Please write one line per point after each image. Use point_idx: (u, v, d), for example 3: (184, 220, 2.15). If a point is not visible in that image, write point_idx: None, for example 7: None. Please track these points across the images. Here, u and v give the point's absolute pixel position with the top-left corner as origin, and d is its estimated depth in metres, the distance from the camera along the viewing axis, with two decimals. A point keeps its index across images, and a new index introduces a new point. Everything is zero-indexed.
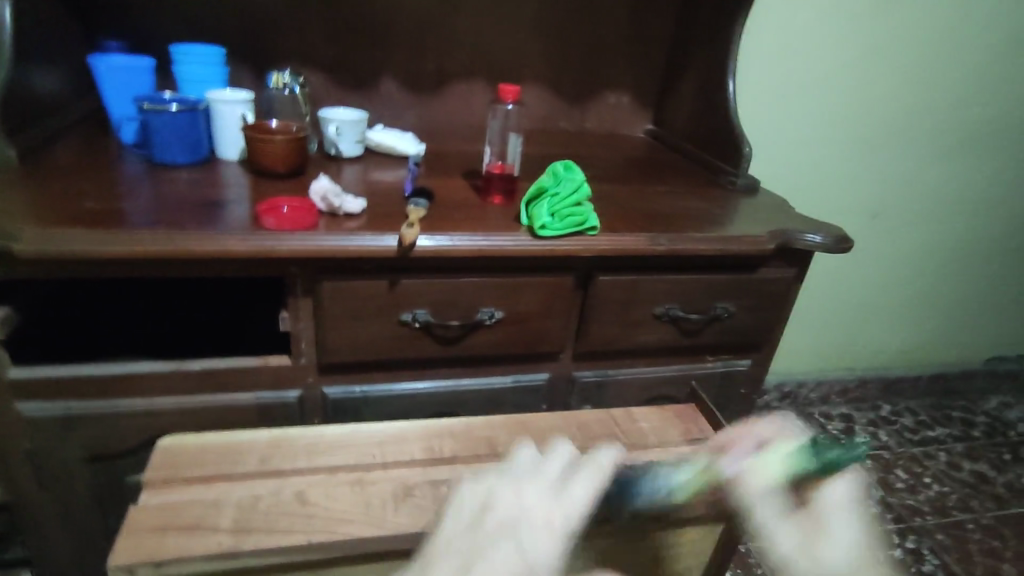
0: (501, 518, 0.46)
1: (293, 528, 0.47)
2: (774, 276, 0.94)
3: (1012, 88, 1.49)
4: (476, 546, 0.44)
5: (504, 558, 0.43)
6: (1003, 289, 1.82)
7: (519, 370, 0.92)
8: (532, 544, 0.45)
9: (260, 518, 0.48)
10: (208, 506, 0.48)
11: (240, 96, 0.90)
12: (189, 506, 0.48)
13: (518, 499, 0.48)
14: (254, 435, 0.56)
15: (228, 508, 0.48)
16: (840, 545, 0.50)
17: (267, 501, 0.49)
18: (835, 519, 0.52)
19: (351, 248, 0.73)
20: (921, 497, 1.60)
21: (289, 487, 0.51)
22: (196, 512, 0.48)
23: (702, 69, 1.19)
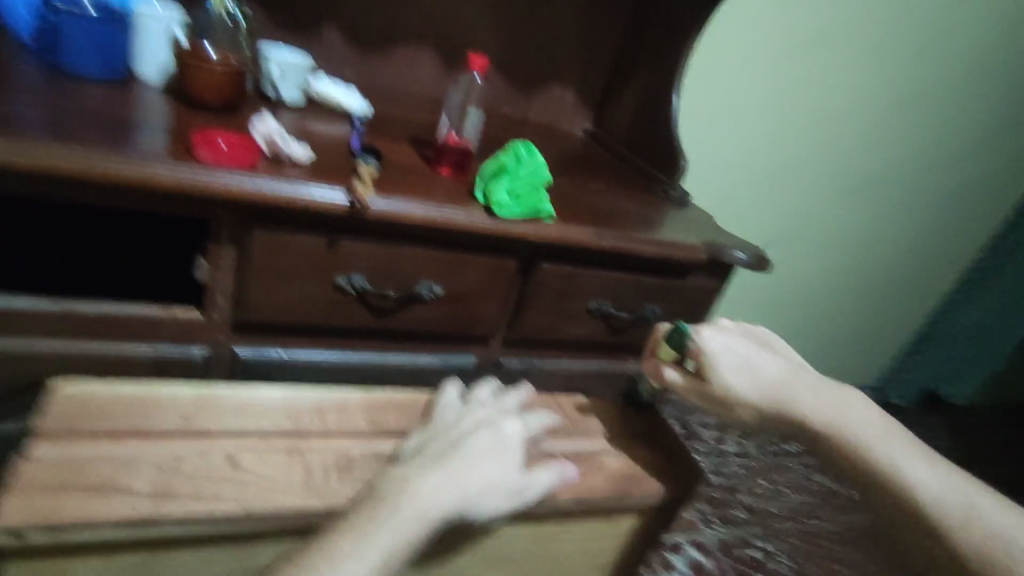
0: (461, 424, 0.56)
1: (223, 495, 0.50)
2: (699, 284, 0.98)
3: (892, 147, 1.69)
4: (460, 440, 0.53)
5: (483, 440, 0.53)
6: (860, 324, 2.06)
7: (448, 350, 0.89)
8: (498, 431, 0.54)
9: (185, 483, 0.51)
10: (122, 466, 0.51)
11: (173, 14, 0.80)
12: (104, 464, 0.51)
13: (472, 414, 0.58)
14: (175, 391, 0.59)
15: (145, 470, 0.51)
16: (755, 366, 0.62)
17: (191, 465, 0.53)
18: (728, 358, 0.63)
19: (295, 196, 0.67)
20: (778, 503, 1.77)
21: (217, 450, 0.55)
22: (106, 472, 0.50)
23: (647, 79, 1.22)
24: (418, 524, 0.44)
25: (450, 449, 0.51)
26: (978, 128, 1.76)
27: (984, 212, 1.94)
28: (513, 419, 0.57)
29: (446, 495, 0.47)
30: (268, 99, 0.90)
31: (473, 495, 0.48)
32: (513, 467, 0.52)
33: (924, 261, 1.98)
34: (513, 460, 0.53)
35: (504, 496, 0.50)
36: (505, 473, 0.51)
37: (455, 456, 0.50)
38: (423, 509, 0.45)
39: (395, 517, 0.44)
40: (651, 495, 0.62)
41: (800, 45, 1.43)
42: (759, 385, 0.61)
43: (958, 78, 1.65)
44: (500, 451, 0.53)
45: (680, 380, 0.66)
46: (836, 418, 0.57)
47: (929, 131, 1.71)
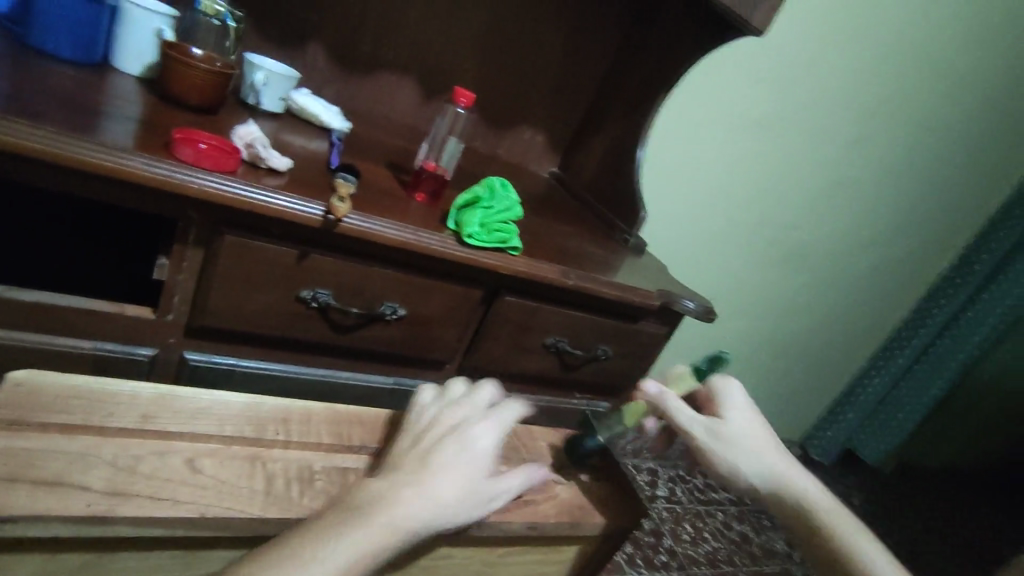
0: (438, 427, 0.51)
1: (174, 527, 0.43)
2: (649, 330, 1.02)
3: (828, 220, 1.83)
4: (424, 451, 0.49)
5: (453, 449, 0.49)
6: (786, 379, 2.18)
7: (402, 373, 0.89)
8: (463, 437, 0.50)
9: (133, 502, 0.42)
10: (71, 461, 0.41)
11: (162, 9, 0.79)
12: (51, 458, 0.41)
13: (446, 415, 0.52)
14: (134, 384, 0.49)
15: (101, 467, 0.42)
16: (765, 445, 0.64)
17: (149, 466, 0.43)
18: (740, 412, 0.65)
19: (271, 206, 0.67)
20: (700, 549, 1.82)
21: (174, 453, 0.45)
22: (55, 465, 0.40)
23: (615, 131, 1.28)
24: (374, 549, 0.41)
25: (411, 464, 0.47)
26: (903, 212, 1.93)
27: (903, 290, 2.10)
28: (489, 422, 0.52)
29: (405, 517, 0.43)
30: (247, 106, 0.90)
31: (434, 514, 0.45)
32: (480, 477, 0.48)
33: (848, 330, 2.13)
34: (481, 470, 0.49)
35: (473, 506, 0.47)
36: (472, 486, 0.47)
37: (415, 472, 0.46)
38: (378, 533, 0.42)
39: (347, 543, 0.41)
40: (603, 526, 0.61)
41: (752, 119, 1.56)
42: (767, 456, 0.63)
43: (886, 166, 1.81)
44: (467, 460, 0.48)
45: (686, 412, 0.63)
46: (825, 510, 0.60)
47: (860, 210, 1.86)
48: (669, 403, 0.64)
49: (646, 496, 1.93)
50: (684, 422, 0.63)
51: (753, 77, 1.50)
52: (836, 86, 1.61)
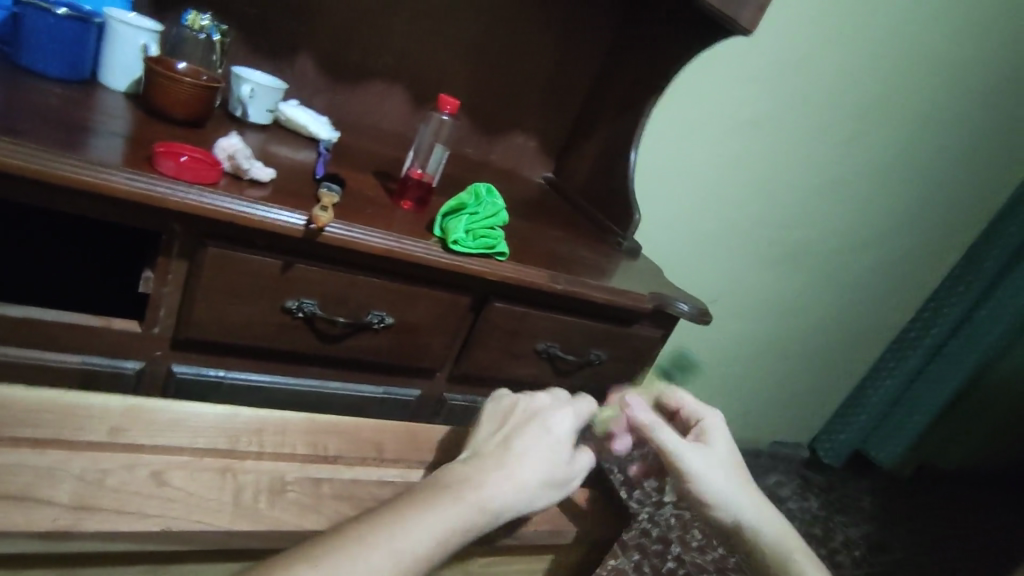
0: (518, 415, 0.53)
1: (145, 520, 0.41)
2: (643, 334, 1.01)
3: (828, 220, 1.82)
4: (502, 438, 0.51)
5: (535, 434, 0.51)
6: (792, 380, 2.16)
7: (392, 382, 0.89)
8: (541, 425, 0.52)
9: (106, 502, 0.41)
10: (37, 476, 0.40)
11: (146, 25, 0.79)
12: (16, 472, 0.40)
13: (527, 406, 0.54)
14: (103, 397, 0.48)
15: (68, 481, 0.40)
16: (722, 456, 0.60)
17: (118, 479, 0.42)
18: (711, 433, 0.63)
19: (252, 217, 0.67)
20: (708, 556, 1.80)
21: (143, 466, 0.44)
22: (21, 479, 0.39)
23: (607, 134, 1.28)
24: (460, 532, 0.43)
25: (491, 451, 0.49)
26: (905, 211, 1.91)
27: (907, 289, 2.08)
28: (568, 415, 0.54)
29: (491, 500, 0.45)
30: (235, 118, 0.91)
31: (516, 497, 0.47)
32: (559, 464, 0.51)
33: (853, 330, 2.11)
34: (559, 457, 0.51)
35: (551, 491, 0.50)
36: (553, 471, 0.50)
37: (497, 460, 0.48)
38: (467, 513, 0.44)
39: (436, 524, 0.42)
40: (584, 535, 0.60)
41: (748, 120, 1.55)
42: (734, 484, 0.59)
43: (886, 164, 1.80)
44: (544, 447, 0.51)
45: (652, 419, 0.61)
46: (787, 549, 0.56)
47: (860, 210, 1.84)
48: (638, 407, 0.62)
49: (653, 502, 1.91)
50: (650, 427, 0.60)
51: (746, 78, 1.50)
52: (832, 85, 1.60)
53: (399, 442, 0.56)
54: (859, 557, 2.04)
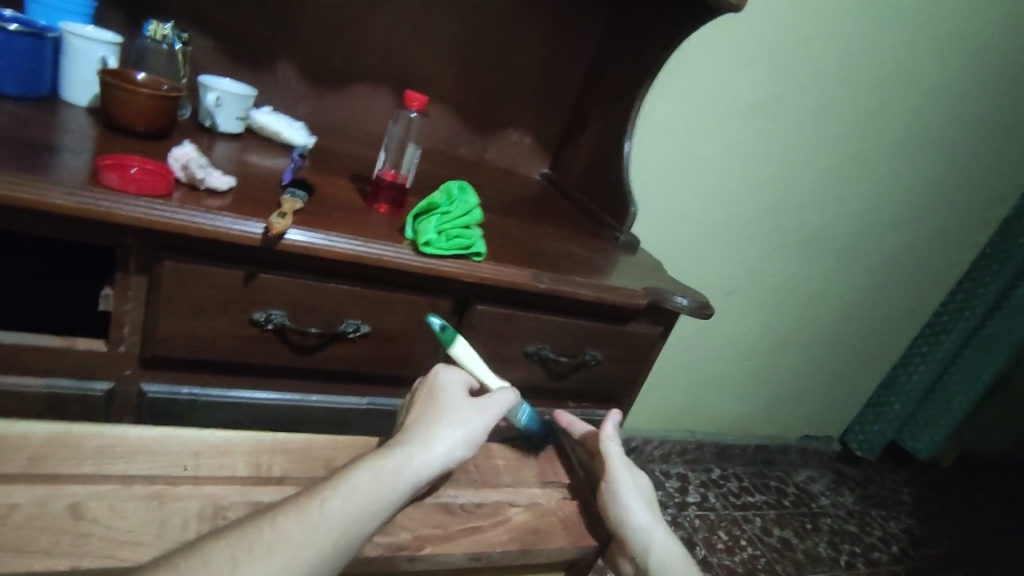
0: (411, 401, 0.60)
1: (56, 550, 0.41)
2: (642, 331, 0.95)
3: (847, 202, 1.73)
4: (411, 414, 0.57)
5: (426, 407, 0.57)
6: (818, 370, 2.07)
7: (378, 393, 0.85)
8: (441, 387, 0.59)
9: (12, 535, 0.41)
10: None
11: (104, 37, 0.78)
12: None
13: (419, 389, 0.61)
14: (20, 424, 0.49)
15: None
16: (636, 508, 0.61)
17: (25, 513, 0.43)
18: (635, 473, 0.63)
19: (205, 227, 0.64)
20: (736, 558, 1.73)
21: (61, 498, 0.45)
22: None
23: (600, 128, 1.19)
24: (380, 491, 0.48)
25: (403, 428, 0.56)
26: (929, 190, 1.82)
27: (935, 270, 1.98)
28: (453, 382, 0.60)
29: (404, 458, 0.51)
30: (206, 129, 0.89)
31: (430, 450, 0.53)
32: (466, 412, 0.57)
33: (880, 317, 2.02)
34: (464, 407, 0.57)
35: (468, 435, 0.55)
36: (461, 420, 0.56)
37: (407, 430, 0.55)
38: (383, 475, 0.49)
39: (351, 487, 0.47)
40: (557, 552, 0.57)
41: (754, 103, 1.48)
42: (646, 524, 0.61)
43: (906, 141, 1.71)
44: (446, 406, 0.57)
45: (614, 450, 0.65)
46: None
47: (880, 190, 1.75)
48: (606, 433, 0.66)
49: (676, 503, 1.84)
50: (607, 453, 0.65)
51: (748, 59, 1.43)
52: (841, 61, 1.52)
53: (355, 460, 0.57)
54: (899, 553, 1.94)
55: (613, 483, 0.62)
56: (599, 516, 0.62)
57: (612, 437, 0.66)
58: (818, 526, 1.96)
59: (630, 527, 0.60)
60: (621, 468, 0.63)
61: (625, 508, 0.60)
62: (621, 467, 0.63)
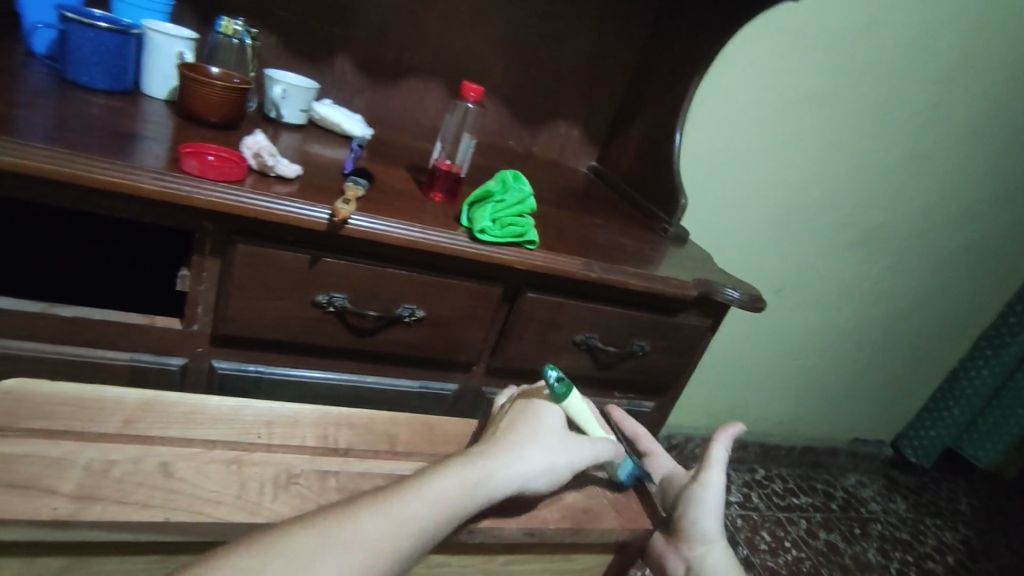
0: (509, 413, 0.61)
1: (149, 502, 0.45)
2: (691, 324, 0.95)
3: (907, 197, 1.67)
4: (505, 425, 0.58)
5: (523, 424, 0.58)
6: (870, 372, 2.00)
7: (429, 376, 0.88)
8: (543, 413, 0.60)
9: (110, 487, 0.45)
10: (49, 467, 0.45)
11: (182, 33, 0.83)
12: (28, 463, 0.45)
13: (518, 405, 0.62)
14: (115, 392, 0.54)
15: (73, 470, 0.45)
16: (709, 519, 0.64)
17: (122, 470, 0.46)
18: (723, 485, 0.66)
19: (276, 213, 0.68)
20: (780, 560, 1.69)
21: (151, 457, 0.49)
22: (31, 470, 0.44)
23: (651, 119, 1.18)
24: (460, 498, 0.49)
25: (495, 437, 0.57)
26: (995, 186, 1.74)
27: (1000, 269, 1.90)
28: (556, 411, 0.61)
29: (491, 470, 0.52)
30: (271, 121, 0.93)
31: (515, 469, 0.54)
32: (558, 445, 0.57)
33: (939, 317, 1.94)
34: (558, 439, 0.58)
35: (552, 470, 0.56)
36: (552, 450, 0.56)
37: (499, 438, 0.56)
38: (467, 483, 0.50)
39: (438, 486, 0.49)
40: (606, 532, 0.58)
41: (809, 96, 1.45)
42: (712, 533, 0.64)
43: (970, 135, 1.64)
44: (541, 432, 0.58)
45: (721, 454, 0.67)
46: None
47: (943, 186, 1.69)
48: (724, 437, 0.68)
49: None
50: (713, 456, 0.67)
51: (805, 48, 1.39)
52: (904, 51, 1.47)
53: (413, 435, 0.61)
54: (955, 564, 1.87)
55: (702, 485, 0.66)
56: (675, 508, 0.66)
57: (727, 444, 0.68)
58: (867, 532, 1.90)
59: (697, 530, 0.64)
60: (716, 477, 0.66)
61: (699, 511, 0.64)
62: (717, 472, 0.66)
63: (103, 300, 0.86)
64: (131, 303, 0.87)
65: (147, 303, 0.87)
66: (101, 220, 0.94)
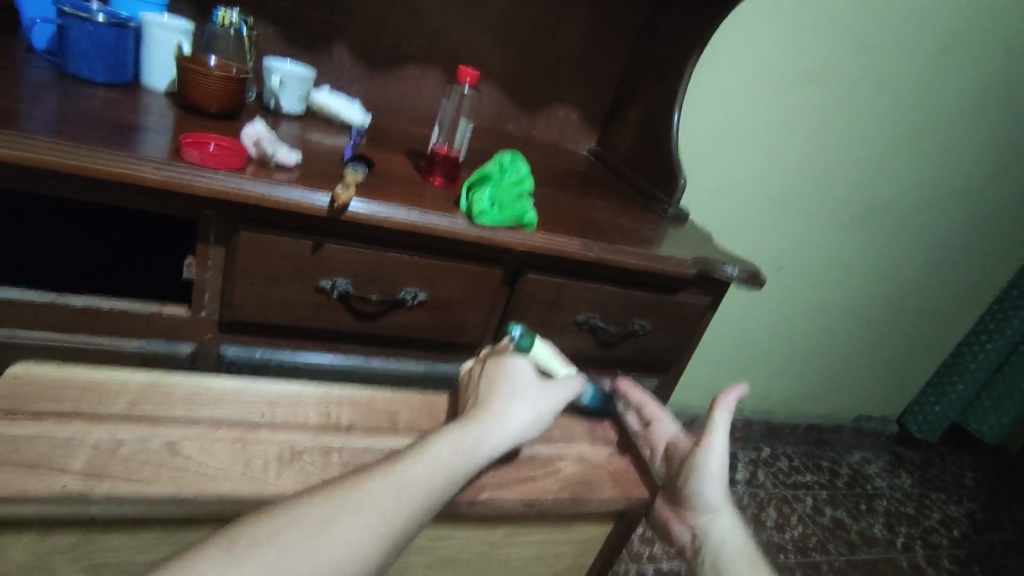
0: (476, 373, 0.62)
1: (158, 478, 0.47)
2: (691, 302, 0.96)
3: (909, 173, 1.67)
4: (482, 385, 0.60)
5: (494, 380, 0.59)
6: (873, 349, 2.01)
7: (433, 359, 0.89)
8: (512, 368, 0.60)
9: (119, 464, 0.47)
10: (60, 446, 0.46)
11: (179, 25, 0.84)
12: (38, 444, 0.46)
13: (484, 365, 0.63)
14: (123, 376, 0.55)
15: (83, 450, 0.47)
16: (712, 487, 0.64)
17: (130, 449, 0.48)
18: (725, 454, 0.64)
19: (277, 199, 0.69)
20: (786, 536, 1.71)
21: (158, 437, 0.50)
22: (42, 450, 0.46)
23: (649, 100, 1.18)
24: (460, 462, 0.51)
25: (473, 400, 0.58)
26: (997, 159, 1.73)
27: (1004, 244, 1.90)
28: (524, 362, 0.62)
29: (480, 435, 0.53)
30: (270, 110, 0.94)
31: (505, 424, 0.55)
32: (538, 393, 0.59)
33: (942, 293, 1.94)
34: (535, 388, 0.59)
35: (538, 416, 0.58)
36: (533, 401, 0.58)
37: (480, 402, 0.57)
38: (463, 448, 0.52)
39: (437, 454, 0.50)
40: (606, 502, 0.60)
41: (808, 72, 1.44)
42: (715, 501, 0.65)
43: (972, 109, 1.63)
44: (516, 384, 0.59)
45: (722, 423, 0.65)
46: (727, 554, 0.64)
47: (945, 159, 1.68)
48: (725, 406, 0.65)
49: None
50: (714, 427, 0.64)
51: (803, 25, 1.38)
52: (903, 25, 1.46)
53: (415, 414, 0.62)
54: (960, 537, 1.88)
55: (703, 457, 0.64)
56: (678, 480, 0.66)
57: (728, 413, 0.65)
58: (873, 507, 1.92)
59: (700, 500, 0.65)
60: (718, 447, 0.64)
61: (702, 483, 0.64)
62: (720, 441, 0.64)
63: (111, 291, 0.88)
64: (138, 293, 0.89)
65: (154, 293, 0.89)
66: (101, 211, 0.95)
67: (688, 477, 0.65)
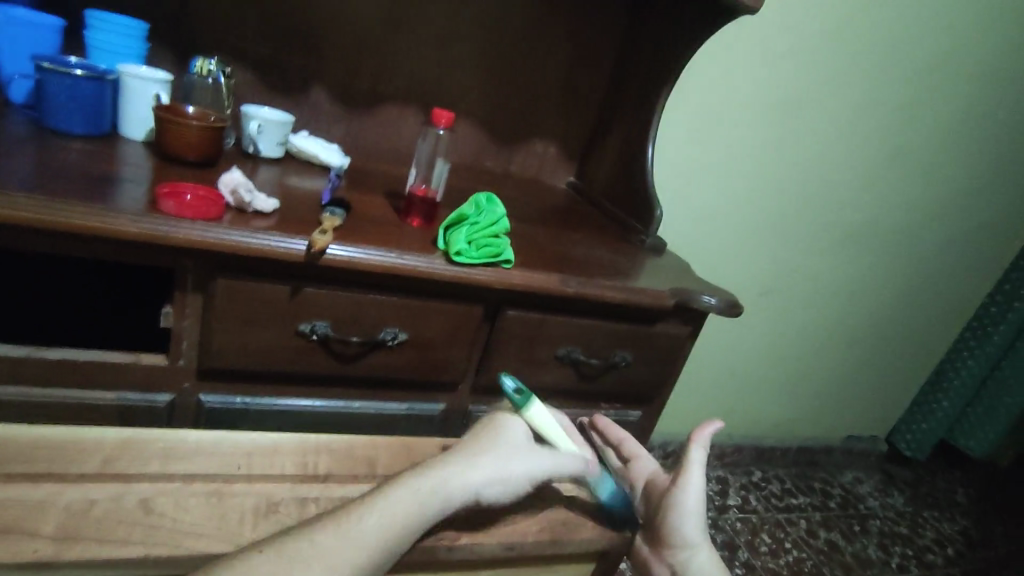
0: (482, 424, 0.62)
1: (131, 538, 0.46)
2: (669, 332, 0.97)
3: (882, 195, 1.71)
4: (471, 435, 0.59)
5: (482, 432, 0.59)
6: (858, 369, 2.03)
7: (415, 398, 0.89)
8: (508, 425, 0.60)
9: (91, 526, 0.46)
10: (30, 510, 0.46)
11: (157, 75, 0.85)
12: (5, 508, 0.45)
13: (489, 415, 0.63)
14: (97, 432, 0.55)
15: (54, 512, 0.46)
16: (690, 523, 0.65)
17: (102, 509, 0.48)
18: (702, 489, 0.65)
19: (255, 247, 0.69)
20: (781, 561, 1.70)
21: (132, 494, 0.50)
22: (11, 514, 0.45)
23: (624, 134, 1.21)
24: (417, 508, 0.51)
25: (458, 447, 0.58)
26: (966, 180, 1.78)
27: (979, 262, 1.94)
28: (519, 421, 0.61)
29: (446, 482, 0.53)
30: (249, 155, 0.95)
31: (473, 476, 0.54)
32: (517, 453, 0.57)
33: (922, 311, 1.97)
34: (517, 449, 0.57)
35: (511, 479, 0.55)
36: (510, 460, 0.56)
37: (460, 451, 0.57)
38: (423, 493, 0.52)
39: (397, 497, 0.51)
40: (587, 542, 0.59)
41: (778, 103, 1.48)
42: (694, 537, 0.65)
43: (939, 134, 1.68)
44: (500, 441, 0.58)
45: (698, 457, 0.66)
46: None
47: (915, 181, 1.72)
48: (699, 440, 0.67)
49: (716, 506, 1.82)
50: (690, 460, 0.66)
51: (770, 58, 1.43)
52: (867, 56, 1.51)
53: (394, 459, 0.62)
54: (954, 556, 1.88)
55: (680, 492, 0.65)
56: (656, 518, 0.66)
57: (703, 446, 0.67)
58: (866, 528, 1.91)
59: (678, 537, 0.65)
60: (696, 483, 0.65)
61: (680, 520, 0.65)
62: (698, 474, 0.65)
63: (89, 340, 0.87)
64: (117, 341, 0.88)
65: (133, 341, 0.89)
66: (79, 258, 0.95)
67: (666, 515, 0.65)
